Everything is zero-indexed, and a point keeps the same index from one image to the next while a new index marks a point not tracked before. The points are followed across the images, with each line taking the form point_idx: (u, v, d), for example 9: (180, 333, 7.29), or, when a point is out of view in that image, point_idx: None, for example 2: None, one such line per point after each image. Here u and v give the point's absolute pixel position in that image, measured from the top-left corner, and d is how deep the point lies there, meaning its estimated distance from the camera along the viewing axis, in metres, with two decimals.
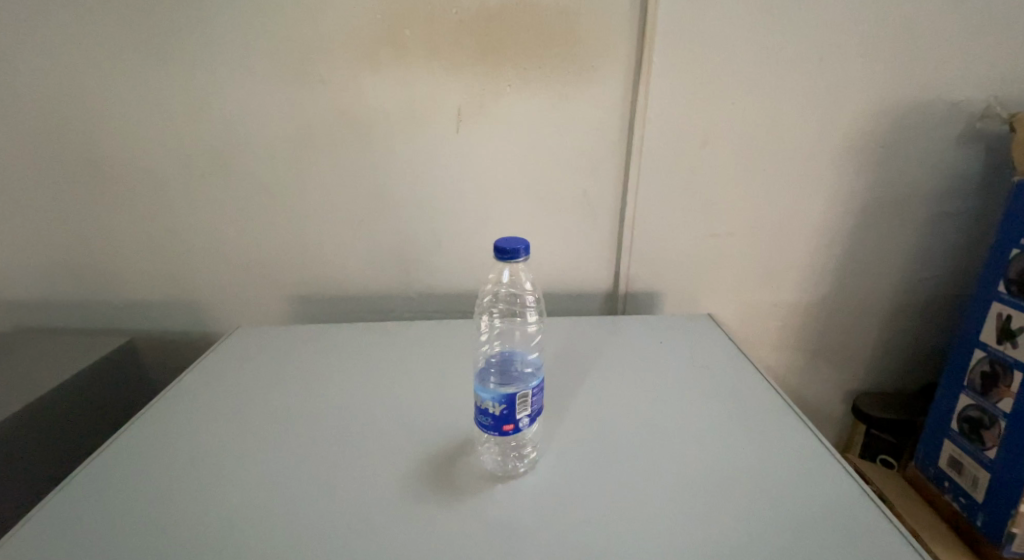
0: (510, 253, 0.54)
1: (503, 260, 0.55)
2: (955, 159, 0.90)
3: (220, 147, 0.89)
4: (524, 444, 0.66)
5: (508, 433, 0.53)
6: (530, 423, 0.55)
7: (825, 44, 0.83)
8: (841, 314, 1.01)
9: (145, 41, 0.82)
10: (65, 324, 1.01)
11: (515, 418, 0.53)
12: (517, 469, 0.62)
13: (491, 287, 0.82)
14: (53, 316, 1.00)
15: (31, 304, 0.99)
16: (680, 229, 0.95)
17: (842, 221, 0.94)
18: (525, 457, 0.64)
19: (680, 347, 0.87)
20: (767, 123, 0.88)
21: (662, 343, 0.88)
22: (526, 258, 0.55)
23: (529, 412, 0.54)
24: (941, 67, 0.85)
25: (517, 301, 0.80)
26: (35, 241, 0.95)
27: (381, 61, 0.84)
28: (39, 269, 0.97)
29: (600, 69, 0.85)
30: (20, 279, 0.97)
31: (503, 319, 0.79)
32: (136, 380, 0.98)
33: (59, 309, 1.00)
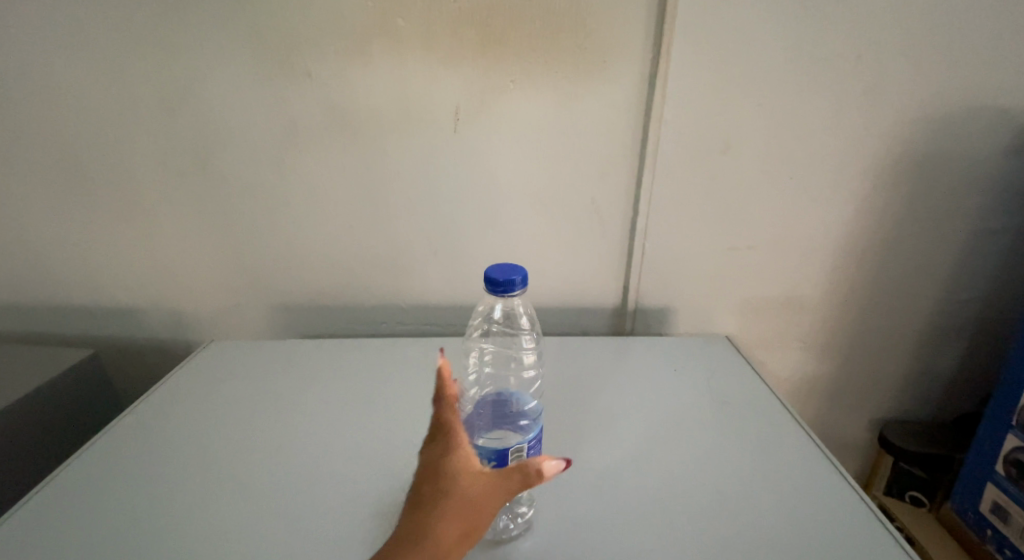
0: (503, 282, 0.48)
1: (496, 293, 0.49)
2: (1000, 172, 0.82)
3: (197, 145, 0.82)
4: (518, 500, 0.56)
5: None
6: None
7: (863, 42, 0.75)
8: (868, 336, 0.93)
9: (113, 27, 0.75)
10: (37, 331, 0.95)
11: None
12: (507, 531, 0.52)
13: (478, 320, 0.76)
14: (21, 322, 0.94)
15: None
16: (696, 242, 0.88)
17: (875, 235, 0.86)
18: (518, 515, 0.54)
19: (694, 372, 0.79)
20: (794, 128, 0.80)
21: (676, 367, 0.81)
22: (522, 290, 0.49)
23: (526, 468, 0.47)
24: (989, 69, 0.77)
25: (510, 329, 0.74)
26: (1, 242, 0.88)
27: (372, 50, 0.77)
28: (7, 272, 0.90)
29: (613, 66, 0.77)
30: None
31: (496, 359, 0.72)
32: (110, 392, 0.92)
33: (30, 315, 0.93)
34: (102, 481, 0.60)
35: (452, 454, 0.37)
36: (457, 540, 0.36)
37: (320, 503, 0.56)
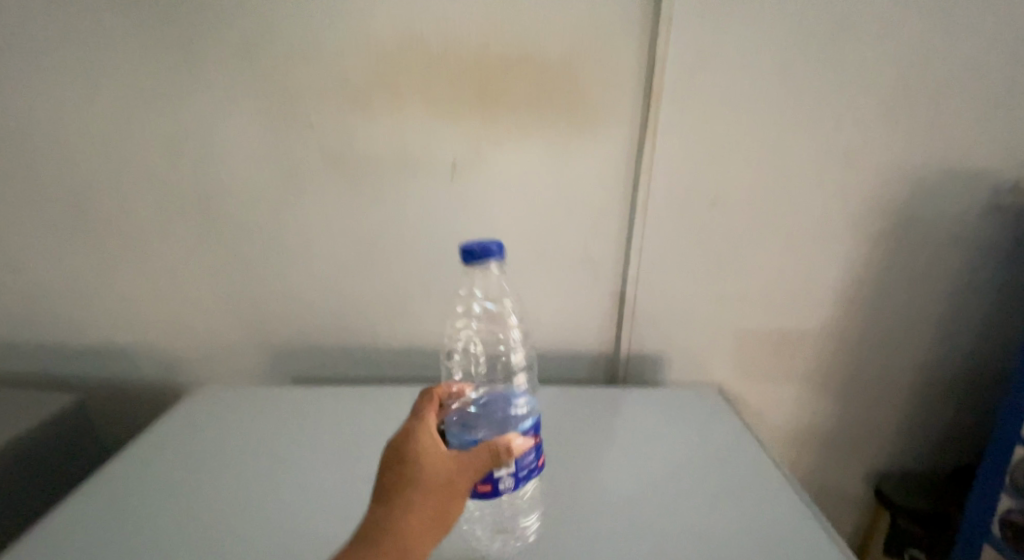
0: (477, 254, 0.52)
1: (472, 263, 0.53)
2: (982, 229, 0.84)
3: (200, 189, 0.85)
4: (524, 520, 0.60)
5: (486, 494, 0.49)
6: (514, 489, 0.50)
7: (842, 104, 0.79)
8: (860, 387, 0.93)
9: (128, 79, 0.79)
10: (29, 369, 0.95)
11: (491, 480, 0.48)
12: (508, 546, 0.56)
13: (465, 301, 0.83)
14: (12, 360, 0.94)
15: None
16: (687, 290, 0.89)
17: (864, 287, 0.88)
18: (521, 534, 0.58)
19: (687, 425, 0.79)
20: (780, 182, 0.83)
21: (669, 419, 0.80)
22: (498, 258, 0.53)
23: (513, 473, 0.49)
24: (965, 132, 0.80)
25: (491, 318, 0.78)
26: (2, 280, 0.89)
27: (374, 103, 0.80)
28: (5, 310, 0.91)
29: (605, 122, 0.80)
30: None
31: (490, 353, 0.78)
32: (93, 434, 0.91)
33: (24, 353, 0.94)
34: (78, 529, 0.58)
35: (420, 437, 0.49)
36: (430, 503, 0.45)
37: (298, 553, 0.55)
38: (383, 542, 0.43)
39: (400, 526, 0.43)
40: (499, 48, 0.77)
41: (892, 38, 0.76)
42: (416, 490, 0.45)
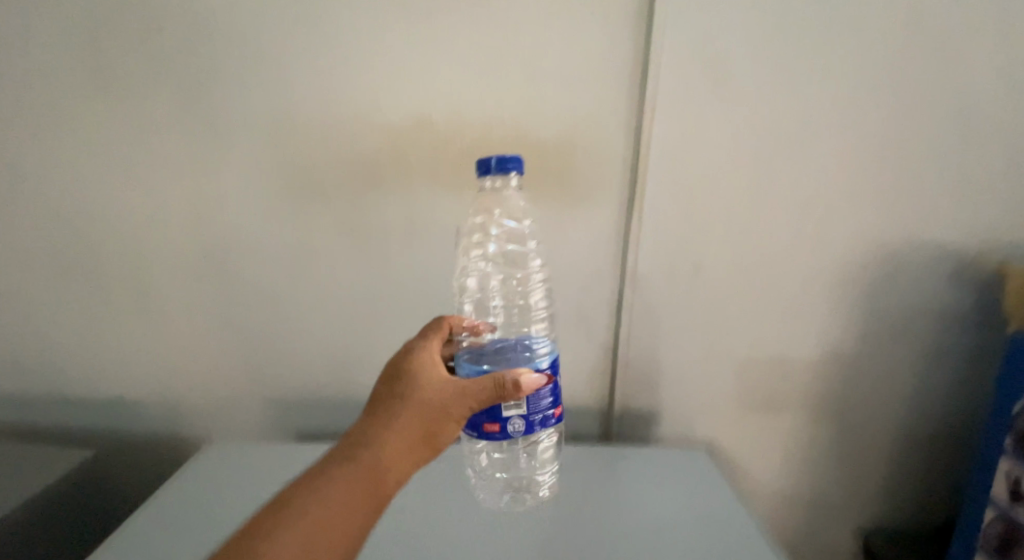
0: (494, 172, 0.64)
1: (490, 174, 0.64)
2: (952, 296, 0.90)
3: (222, 254, 0.91)
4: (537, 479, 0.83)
5: (496, 433, 0.59)
6: (526, 433, 0.59)
7: (815, 181, 0.86)
8: (843, 444, 0.97)
9: (164, 155, 0.87)
10: (51, 420, 1.00)
11: (503, 421, 0.58)
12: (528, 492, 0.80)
13: (483, 216, 0.80)
14: (33, 404, 1.00)
15: (22, 398, 0.99)
16: (676, 350, 0.94)
17: (840, 348, 0.93)
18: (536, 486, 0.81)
19: (681, 488, 0.80)
20: (760, 252, 0.89)
21: (664, 481, 0.82)
22: (515, 172, 0.64)
23: (525, 414, 0.59)
24: (931, 208, 0.86)
25: (513, 235, 0.82)
26: (34, 335, 0.96)
27: (384, 178, 0.88)
28: (36, 363, 0.97)
29: (597, 194, 0.88)
30: (16, 372, 0.98)
31: (509, 295, 0.82)
32: (94, 482, 0.94)
33: (49, 404, 1.00)
34: None
35: (421, 364, 0.58)
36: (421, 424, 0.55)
37: None
38: (376, 445, 0.52)
39: (392, 429, 0.53)
40: (500, 128, 0.85)
41: (856, 126, 0.83)
42: (410, 407, 0.55)
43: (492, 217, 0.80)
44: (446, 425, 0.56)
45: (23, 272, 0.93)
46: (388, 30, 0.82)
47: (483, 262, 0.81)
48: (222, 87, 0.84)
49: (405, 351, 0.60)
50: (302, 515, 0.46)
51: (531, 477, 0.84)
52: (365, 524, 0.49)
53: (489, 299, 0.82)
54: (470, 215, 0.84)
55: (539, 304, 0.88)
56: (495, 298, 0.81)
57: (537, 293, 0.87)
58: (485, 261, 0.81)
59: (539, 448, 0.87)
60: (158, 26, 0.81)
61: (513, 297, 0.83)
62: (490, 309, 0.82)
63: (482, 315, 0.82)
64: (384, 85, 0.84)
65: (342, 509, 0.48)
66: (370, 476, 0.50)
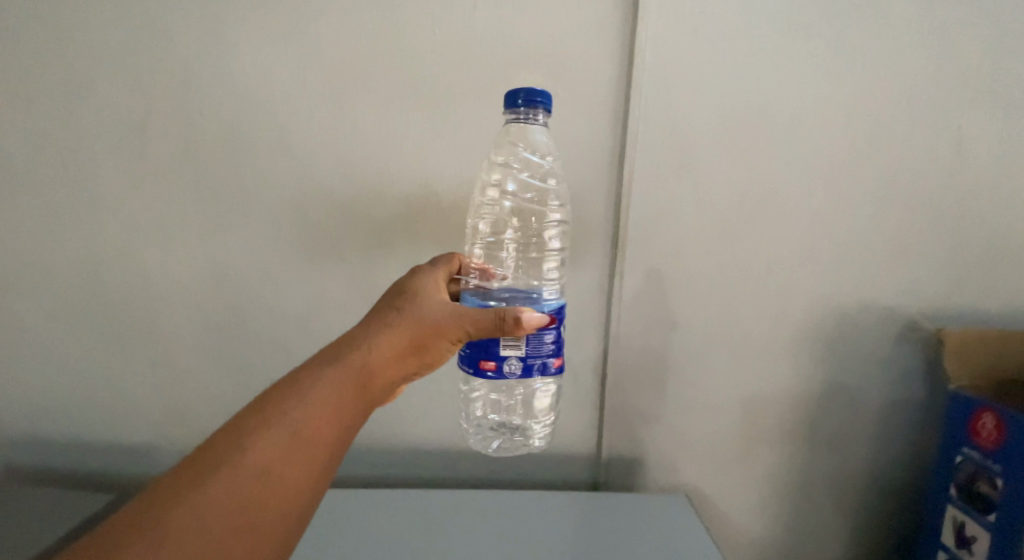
0: (522, 105, 0.74)
1: (511, 105, 0.75)
2: (907, 353, 0.99)
3: (241, 311, 1.00)
4: (529, 429, 0.95)
5: (493, 370, 0.71)
6: (521, 374, 0.71)
7: (779, 250, 0.95)
8: (813, 488, 1.05)
9: (192, 222, 0.97)
10: (74, 463, 1.07)
11: (501, 361, 0.71)
12: (516, 441, 0.95)
13: (504, 153, 0.88)
14: (59, 449, 1.07)
15: (47, 442, 1.06)
16: (657, 401, 1.02)
17: (807, 398, 1.01)
18: (526, 436, 0.95)
19: (667, 533, 0.88)
20: (732, 312, 0.98)
21: (651, 527, 0.89)
22: (539, 108, 0.75)
23: (522, 357, 0.70)
24: (883, 274, 0.96)
25: (532, 173, 0.87)
26: (63, 384, 1.04)
27: (393, 242, 0.96)
28: (62, 409, 1.05)
29: (582, 263, 0.95)
30: (43, 418, 1.05)
31: (523, 234, 0.88)
32: None
33: (72, 448, 1.07)
34: None
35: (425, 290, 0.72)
36: (414, 335, 0.66)
37: None
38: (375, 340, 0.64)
39: (388, 335, 0.65)
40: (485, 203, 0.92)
41: (814, 200, 0.94)
42: (408, 317, 0.67)
43: (512, 152, 0.87)
44: (436, 342, 0.67)
45: (60, 327, 1.02)
46: (400, 113, 0.92)
47: (500, 198, 0.89)
48: (249, 162, 0.94)
49: (414, 285, 0.73)
50: (304, 388, 0.57)
51: (526, 421, 0.96)
52: (354, 402, 0.59)
53: (501, 241, 0.89)
54: (492, 155, 0.91)
55: (555, 246, 0.92)
56: (509, 236, 0.89)
57: (553, 235, 0.91)
58: (502, 198, 0.88)
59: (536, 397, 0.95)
60: (198, 112, 0.92)
61: (526, 236, 0.89)
62: (501, 249, 0.90)
63: (492, 255, 0.90)
64: (393, 161, 0.94)
65: (337, 388, 0.58)
66: (363, 371, 0.61)
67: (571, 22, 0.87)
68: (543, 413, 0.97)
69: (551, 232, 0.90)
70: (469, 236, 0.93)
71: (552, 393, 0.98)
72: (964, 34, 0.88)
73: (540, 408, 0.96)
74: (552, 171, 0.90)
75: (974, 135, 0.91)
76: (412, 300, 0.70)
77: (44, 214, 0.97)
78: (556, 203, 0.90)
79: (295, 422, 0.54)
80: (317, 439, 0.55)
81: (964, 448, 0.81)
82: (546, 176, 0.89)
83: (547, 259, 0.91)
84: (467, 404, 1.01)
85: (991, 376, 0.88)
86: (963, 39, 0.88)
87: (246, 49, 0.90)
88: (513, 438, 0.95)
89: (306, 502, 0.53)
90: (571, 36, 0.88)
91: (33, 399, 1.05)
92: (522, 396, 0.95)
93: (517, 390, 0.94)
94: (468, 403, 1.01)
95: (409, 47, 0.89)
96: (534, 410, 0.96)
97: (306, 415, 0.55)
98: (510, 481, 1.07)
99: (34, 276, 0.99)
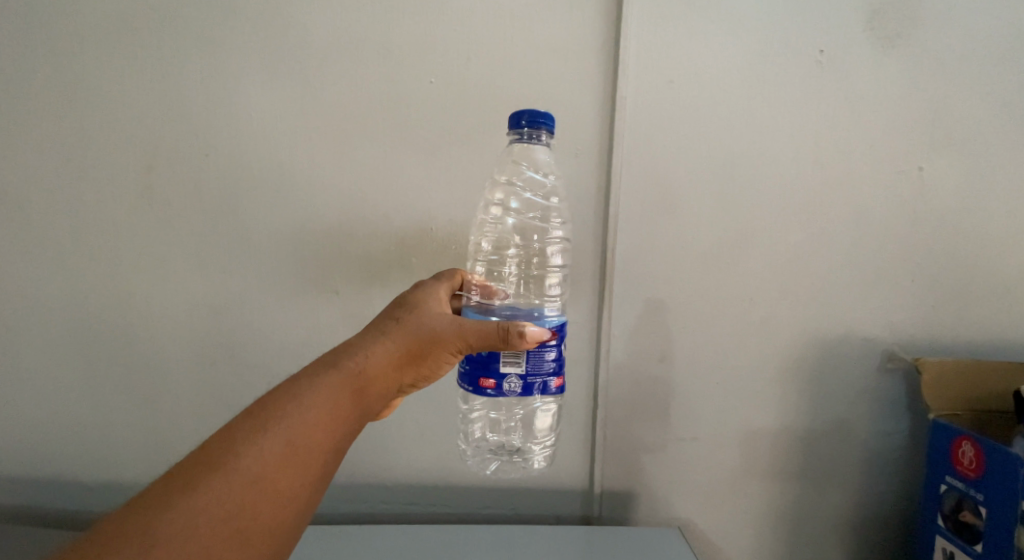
0: (525, 126, 0.79)
1: (514, 126, 0.80)
2: (892, 382, 1.01)
3: (239, 346, 1.02)
4: (529, 452, 0.99)
5: (493, 388, 0.75)
6: (520, 392, 0.74)
7: (762, 282, 0.98)
8: (807, 519, 1.05)
9: (193, 260, 1.00)
10: (68, 502, 1.07)
11: (501, 379, 0.74)
12: (519, 462, 1.00)
13: (507, 176, 0.93)
14: (53, 487, 1.07)
15: (41, 481, 1.07)
16: (649, 432, 1.03)
17: (796, 429, 1.02)
18: (527, 458, 0.99)
19: None
20: (719, 343, 1.00)
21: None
22: (540, 126, 0.79)
23: (523, 375, 0.74)
24: (865, 305, 0.99)
25: (535, 191, 0.92)
26: (60, 421, 1.05)
27: (388, 279, 0.99)
28: (58, 448, 1.06)
29: (573, 293, 0.98)
30: (39, 456, 1.06)
31: (525, 248, 0.92)
32: None
33: (66, 487, 1.07)
34: None
35: (425, 301, 0.77)
36: (412, 345, 0.72)
37: None
38: (375, 349, 0.70)
39: (387, 345, 0.71)
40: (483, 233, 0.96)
41: (793, 234, 0.97)
42: (408, 328, 0.73)
43: (516, 172, 0.92)
44: (435, 352, 0.73)
45: (61, 364, 1.03)
46: (397, 157, 0.96)
47: (503, 216, 0.93)
48: (249, 202, 0.98)
49: (418, 294, 0.79)
50: (305, 394, 0.63)
51: (525, 443, 0.98)
52: (351, 408, 0.65)
53: (503, 259, 0.93)
54: (495, 174, 0.95)
55: (557, 262, 0.95)
56: (511, 253, 0.93)
57: (555, 252, 0.94)
58: (505, 216, 0.93)
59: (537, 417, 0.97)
60: (204, 156, 0.96)
61: (528, 254, 0.93)
62: (504, 266, 0.94)
63: (495, 272, 0.94)
64: (388, 199, 0.97)
65: (335, 395, 0.64)
66: (361, 379, 0.67)
67: (559, 71, 0.93)
68: (543, 433, 0.99)
69: (553, 248, 0.94)
70: (471, 254, 0.97)
71: (552, 412, 1.00)
72: (927, 83, 0.94)
73: (539, 429, 0.98)
74: (555, 190, 0.94)
75: (944, 175, 0.96)
76: (413, 312, 0.75)
77: (49, 254, 0.99)
78: (558, 220, 0.94)
79: (295, 426, 0.60)
80: (317, 440, 0.61)
81: (947, 478, 0.85)
82: (549, 194, 0.93)
83: (549, 275, 0.94)
84: (465, 424, 1.02)
85: (971, 407, 0.90)
86: (926, 89, 0.94)
87: (251, 98, 0.95)
88: (513, 459, 0.99)
89: (303, 497, 0.59)
90: (558, 84, 0.93)
91: (29, 436, 1.05)
92: (522, 416, 0.98)
93: (516, 409, 0.97)
94: (466, 423, 1.02)
95: (406, 95, 0.94)
96: (533, 431, 0.98)
97: (306, 418, 0.61)
98: (505, 516, 1.07)
99: (37, 314, 1.01)
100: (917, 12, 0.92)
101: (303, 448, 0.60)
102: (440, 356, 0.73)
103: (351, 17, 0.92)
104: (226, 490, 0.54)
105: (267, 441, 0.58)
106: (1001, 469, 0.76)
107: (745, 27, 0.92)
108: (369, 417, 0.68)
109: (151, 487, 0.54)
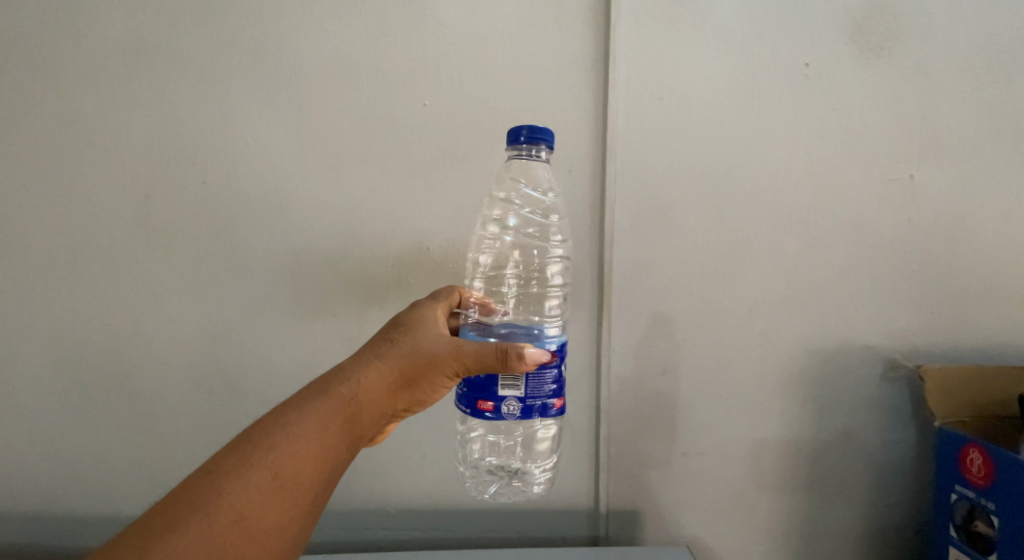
0: (525, 141, 0.80)
1: (512, 140, 0.81)
2: (895, 388, 1.00)
3: (235, 372, 1.01)
4: (531, 474, 0.97)
5: (490, 412, 0.74)
6: (519, 415, 0.74)
7: (760, 291, 0.98)
8: (816, 532, 1.03)
9: (188, 286, 0.99)
10: (60, 537, 1.05)
11: (499, 401, 0.74)
12: (520, 485, 0.97)
13: (505, 193, 0.92)
14: (49, 523, 1.05)
15: (33, 518, 1.05)
16: (653, 447, 1.01)
17: (801, 441, 1.01)
18: (529, 480, 0.97)
19: None
20: (719, 353, 0.99)
21: None
22: (537, 139, 0.80)
23: (522, 398, 0.73)
24: (863, 311, 0.99)
25: (533, 208, 0.92)
26: (52, 455, 1.03)
27: (385, 301, 0.99)
28: (50, 482, 1.04)
29: (573, 309, 0.98)
30: (31, 492, 1.04)
31: (526, 266, 0.92)
32: None
33: (59, 522, 1.05)
34: None
35: (419, 322, 0.77)
36: (406, 369, 0.72)
37: None
38: (369, 374, 0.70)
39: (381, 370, 0.70)
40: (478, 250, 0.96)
41: (787, 244, 0.97)
42: (403, 351, 0.73)
43: (514, 189, 0.92)
44: (430, 376, 0.72)
45: (57, 397, 1.02)
46: (392, 179, 0.97)
47: (501, 234, 0.93)
48: (245, 227, 0.98)
49: (414, 315, 0.79)
50: (295, 424, 0.62)
51: (527, 466, 0.97)
52: (343, 437, 0.64)
53: (501, 276, 0.93)
54: (494, 190, 0.95)
55: (557, 282, 0.95)
56: (510, 270, 0.92)
57: (556, 271, 0.94)
58: (503, 233, 0.92)
59: (538, 438, 0.96)
60: (201, 183, 0.97)
61: (527, 271, 0.92)
62: (503, 283, 0.93)
63: (493, 289, 0.93)
64: (384, 220, 0.97)
65: (327, 425, 0.64)
66: (354, 406, 0.67)
67: (551, 90, 0.94)
68: (543, 455, 0.98)
69: (554, 267, 0.94)
70: (469, 271, 0.97)
71: (552, 435, 0.99)
72: (913, 93, 0.95)
73: (540, 451, 0.97)
74: (554, 207, 0.94)
75: (935, 180, 0.97)
76: (408, 334, 0.75)
77: (45, 286, 0.99)
78: (558, 238, 0.94)
79: (285, 457, 0.60)
80: (307, 472, 0.60)
81: (958, 487, 0.83)
82: (550, 211, 0.93)
83: (549, 295, 0.94)
84: (463, 446, 1.01)
85: (976, 414, 0.90)
86: (915, 98, 0.95)
87: (246, 125, 0.96)
88: (513, 482, 0.97)
89: (292, 532, 0.58)
90: (550, 104, 0.94)
91: (21, 472, 1.04)
92: (522, 438, 0.96)
93: (517, 431, 0.96)
94: (464, 444, 1.01)
95: (401, 118, 0.95)
96: (534, 452, 0.97)
97: (296, 449, 0.61)
98: (509, 539, 1.05)
99: (32, 347, 1.01)
100: (900, 25, 0.94)
101: (293, 482, 0.59)
102: (436, 380, 0.73)
103: (346, 43, 0.94)
104: (212, 525, 0.54)
105: (255, 474, 0.58)
106: (1013, 477, 0.75)
107: (734, 43, 0.93)
108: (363, 445, 0.67)
109: (136, 522, 0.54)
